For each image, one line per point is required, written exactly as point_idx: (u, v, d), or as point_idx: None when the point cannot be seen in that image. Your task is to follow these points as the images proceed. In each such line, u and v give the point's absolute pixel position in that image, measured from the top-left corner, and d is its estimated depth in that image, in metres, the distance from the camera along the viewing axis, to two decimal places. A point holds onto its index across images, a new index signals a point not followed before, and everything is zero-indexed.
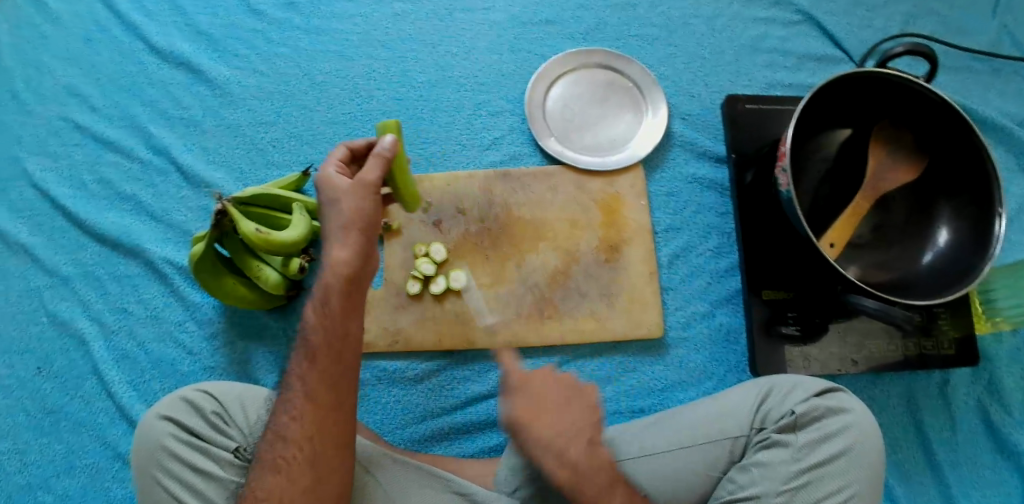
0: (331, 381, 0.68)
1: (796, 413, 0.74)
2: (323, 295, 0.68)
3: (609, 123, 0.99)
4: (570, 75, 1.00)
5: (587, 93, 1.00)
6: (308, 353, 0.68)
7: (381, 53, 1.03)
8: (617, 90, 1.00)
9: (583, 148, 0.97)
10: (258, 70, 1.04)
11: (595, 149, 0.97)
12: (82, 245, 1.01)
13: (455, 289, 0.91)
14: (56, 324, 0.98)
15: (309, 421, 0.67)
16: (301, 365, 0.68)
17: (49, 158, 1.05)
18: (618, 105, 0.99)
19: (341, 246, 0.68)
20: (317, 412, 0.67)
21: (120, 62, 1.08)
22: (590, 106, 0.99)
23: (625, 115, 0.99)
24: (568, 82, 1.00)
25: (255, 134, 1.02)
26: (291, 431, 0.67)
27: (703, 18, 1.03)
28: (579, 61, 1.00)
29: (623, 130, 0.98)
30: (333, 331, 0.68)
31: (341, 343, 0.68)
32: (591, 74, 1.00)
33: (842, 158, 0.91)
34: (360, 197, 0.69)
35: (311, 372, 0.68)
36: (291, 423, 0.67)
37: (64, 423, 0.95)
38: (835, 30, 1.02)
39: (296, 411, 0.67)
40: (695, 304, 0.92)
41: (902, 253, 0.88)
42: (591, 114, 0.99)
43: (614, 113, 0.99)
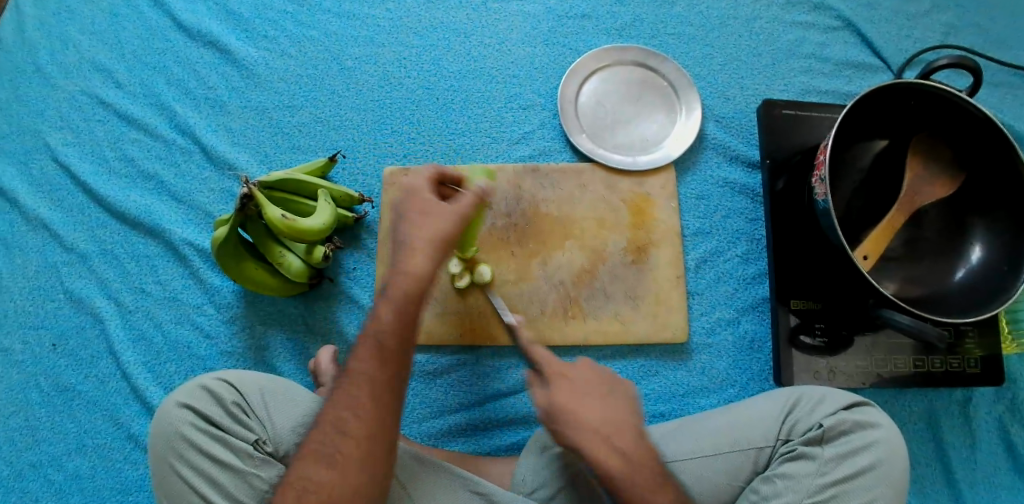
0: (392, 376, 0.67)
1: (824, 426, 0.73)
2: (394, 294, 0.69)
3: (642, 121, 0.97)
4: (604, 71, 0.99)
5: (621, 90, 0.98)
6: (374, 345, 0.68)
7: (413, 40, 1.02)
8: (651, 88, 0.98)
9: (615, 146, 0.96)
10: (287, 52, 1.03)
11: (627, 147, 0.96)
12: (101, 222, 1.00)
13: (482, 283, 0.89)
14: (73, 302, 0.97)
15: (372, 419, 0.65)
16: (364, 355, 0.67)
17: (72, 132, 1.03)
18: (652, 104, 0.98)
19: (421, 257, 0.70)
20: (374, 405, 0.66)
21: (147, 38, 1.06)
22: (624, 103, 0.98)
23: (659, 114, 0.97)
24: (602, 78, 0.99)
25: (281, 117, 1.00)
26: (348, 419, 0.65)
27: (741, 20, 1.02)
28: (614, 58, 0.99)
29: (656, 129, 0.97)
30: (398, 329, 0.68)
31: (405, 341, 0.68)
32: (625, 71, 0.99)
33: (877, 169, 0.90)
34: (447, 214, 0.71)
35: (371, 364, 0.67)
36: (348, 415, 0.66)
37: (77, 402, 0.94)
38: (875, 38, 1.00)
39: (359, 406, 0.66)
40: (720, 310, 0.91)
41: (935, 268, 0.87)
42: (624, 111, 0.97)
43: (648, 111, 0.97)
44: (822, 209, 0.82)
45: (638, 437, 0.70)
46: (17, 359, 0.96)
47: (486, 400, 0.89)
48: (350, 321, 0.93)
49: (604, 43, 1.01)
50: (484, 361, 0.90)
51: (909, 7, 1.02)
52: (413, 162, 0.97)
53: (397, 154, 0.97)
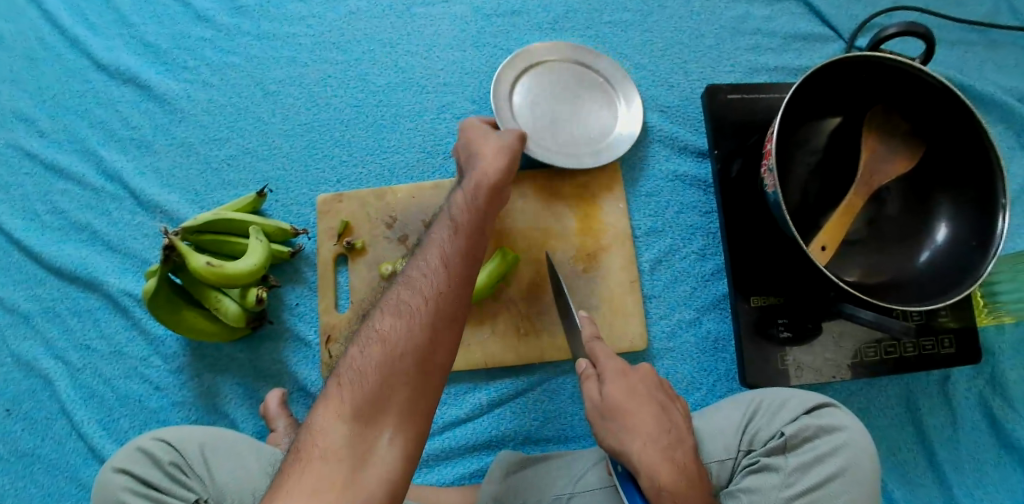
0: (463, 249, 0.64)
1: (786, 434, 0.69)
2: (473, 190, 0.71)
3: (583, 116, 0.90)
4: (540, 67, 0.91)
5: (559, 86, 0.91)
6: (455, 230, 0.66)
7: (337, 57, 0.97)
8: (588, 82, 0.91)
9: (556, 144, 0.88)
10: (210, 82, 0.98)
11: (569, 144, 0.89)
12: (40, 279, 0.96)
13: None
14: (20, 364, 0.94)
15: (441, 282, 0.61)
16: (443, 237, 0.65)
17: (0, 188, 0.99)
18: (590, 97, 0.91)
19: (490, 165, 0.73)
20: (445, 274, 0.62)
21: (67, 81, 1.02)
22: (563, 98, 0.90)
23: (599, 108, 0.91)
24: (539, 75, 0.91)
25: (209, 151, 0.96)
26: (410, 291, 0.61)
27: (681, 0, 0.96)
28: (544, 53, 0.91)
29: (599, 124, 0.90)
30: (471, 222, 0.67)
31: (475, 237, 0.66)
32: (562, 66, 0.91)
33: (832, 149, 0.84)
34: (507, 133, 0.78)
35: (445, 249, 0.64)
36: (417, 280, 0.61)
37: (36, 466, 0.91)
38: (822, 6, 0.95)
39: (428, 270, 0.62)
40: (680, 311, 0.87)
41: (901, 247, 0.82)
42: (564, 106, 0.90)
43: (588, 106, 0.90)
44: (773, 201, 0.77)
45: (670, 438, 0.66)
46: None
47: (445, 428, 0.86)
48: (298, 358, 0.90)
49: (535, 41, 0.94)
50: None
51: None
52: (347, 186, 0.92)
53: (330, 180, 0.92)
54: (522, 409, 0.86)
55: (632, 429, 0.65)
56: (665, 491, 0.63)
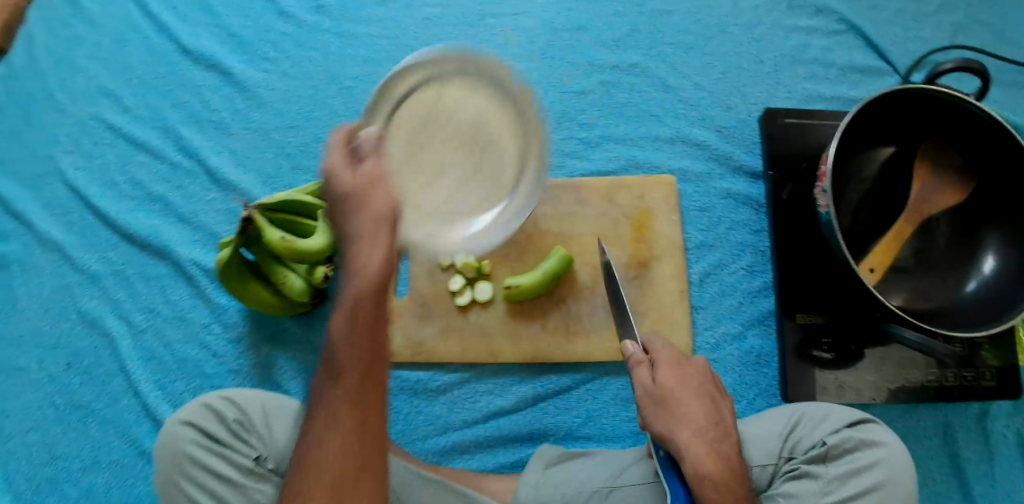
0: (369, 381, 0.63)
1: (827, 444, 0.72)
2: (350, 303, 0.63)
3: (466, 184, 0.87)
4: (441, 85, 0.87)
5: (439, 128, 0.85)
6: (333, 373, 0.63)
7: (411, 58, 1.02)
8: (488, 145, 0.87)
9: (427, 199, 0.85)
10: (287, 73, 1.04)
11: (454, 212, 0.87)
12: (112, 244, 1.02)
13: (480, 301, 0.90)
14: (86, 322, 0.99)
15: (348, 432, 0.61)
16: (327, 388, 0.63)
17: (83, 156, 1.06)
18: (483, 180, 0.88)
19: (359, 248, 0.62)
20: (348, 419, 0.62)
21: (152, 62, 1.08)
22: (432, 140, 0.85)
23: (495, 181, 0.88)
24: (424, 93, 0.87)
25: (283, 137, 1.01)
26: (319, 445, 0.61)
27: (743, 26, 1.00)
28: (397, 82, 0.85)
29: (482, 206, 0.88)
30: (351, 356, 0.63)
31: (353, 365, 0.63)
32: (458, 103, 0.87)
33: (884, 178, 0.86)
34: (378, 188, 0.64)
35: (334, 392, 0.63)
36: (328, 434, 0.61)
37: (91, 419, 0.96)
38: (880, 41, 0.98)
39: (331, 419, 0.62)
40: (724, 324, 0.90)
41: (946, 278, 0.85)
42: (432, 152, 0.84)
43: (478, 168, 0.88)
44: (824, 221, 0.80)
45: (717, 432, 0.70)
46: (32, 377, 0.98)
47: (489, 417, 0.89)
48: None
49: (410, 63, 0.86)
50: (488, 377, 0.90)
51: (915, 7, 0.99)
52: None
53: None
54: (566, 406, 0.89)
55: (684, 418, 0.70)
56: (708, 479, 0.66)
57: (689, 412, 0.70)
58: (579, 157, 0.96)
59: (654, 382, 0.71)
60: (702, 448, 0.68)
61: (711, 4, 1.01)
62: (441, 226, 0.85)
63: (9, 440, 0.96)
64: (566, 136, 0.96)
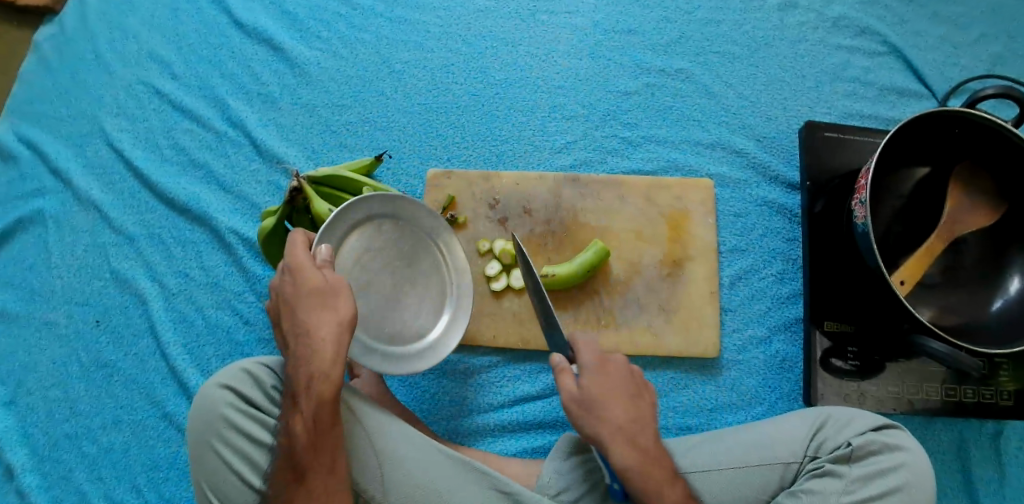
0: (331, 431, 0.68)
1: (852, 445, 0.73)
2: (312, 412, 0.66)
3: (401, 300, 0.84)
4: (370, 223, 0.81)
5: (381, 254, 0.83)
6: (300, 476, 0.68)
7: (461, 48, 1.04)
8: (427, 259, 0.86)
9: (370, 332, 0.81)
10: (338, 53, 1.05)
11: (392, 329, 0.83)
12: (150, 207, 1.03)
13: (515, 288, 0.92)
14: (118, 281, 1.00)
15: (319, 478, 0.67)
16: (293, 490, 0.68)
17: (127, 119, 1.06)
18: (428, 285, 0.87)
19: (322, 354, 0.66)
20: (319, 470, 0.67)
21: (204, 33, 1.09)
22: (379, 276, 0.83)
23: (431, 302, 0.86)
24: (366, 232, 0.81)
25: (330, 115, 1.03)
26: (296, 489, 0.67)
27: (788, 41, 1.03)
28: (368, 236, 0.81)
29: (427, 323, 0.86)
30: (310, 449, 0.67)
31: (316, 458, 0.67)
32: (381, 234, 0.83)
33: (916, 197, 0.89)
34: (340, 295, 0.68)
35: (302, 493, 0.67)
36: (306, 480, 0.67)
37: (116, 378, 0.96)
38: (920, 65, 1.01)
39: (303, 465, 0.67)
40: (752, 328, 0.92)
41: (973, 298, 0.87)
42: (377, 289, 0.83)
43: (408, 292, 0.85)
44: (860, 233, 0.83)
45: (649, 432, 0.71)
46: (60, 332, 0.99)
47: (514, 403, 0.90)
48: None
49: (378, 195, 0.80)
50: (516, 363, 0.92)
51: (956, 35, 1.02)
52: (455, 166, 0.99)
53: (441, 157, 0.99)
54: None
55: (606, 419, 0.68)
56: (636, 473, 0.68)
57: (609, 416, 0.69)
58: (620, 156, 0.99)
59: (572, 387, 0.69)
60: (624, 447, 0.68)
61: (758, 18, 1.04)
62: (409, 314, 0.84)
63: (33, 393, 0.96)
64: (609, 135, 1.00)
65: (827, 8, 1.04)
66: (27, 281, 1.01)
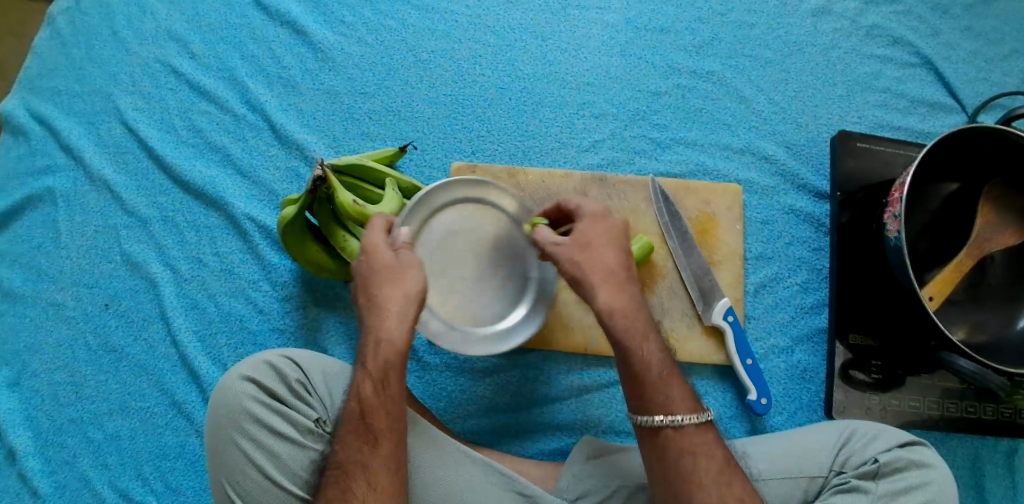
0: (397, 390, 0.68)
1: (880, 461, 0.73)
2: (380, 372, 0.68)
3: (483, 287, 0.82)
4: (454, 208, 0.82)
5: (465, 239, 0.82)
6: (369, 437, 0.68)
7: (489, 39, 1.02)
8: (512, 243, 0.83)
9: (444, 312, 0.80)
10: (364, 39, 1.03)
11: (466, 313, 0.81)
12: (164, 189, 1.00)
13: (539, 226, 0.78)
14: (129, 265, 0.97)
15: (384, 428, 0.68)
16: (362, 452, 0.67)
17: (143, 98, 1.03)
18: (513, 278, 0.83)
19: (389, 323, 0.68)
20: (386, 423, 0.68)
21: (224, 12, 1.06)
22: (464, 261, 0.82)
23: (513, 290, 0.83)
24: (451, 216, 0.82)
25: (353, 103, 1.01)
26: (363, 445, 0.67)
27: (819, 48, 1.02)
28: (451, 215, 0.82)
29: (504, 312, 0.83)
30: (380, 411, 0.68)
31: (385, 419, 0.68)
32: (468, 221, 0.82)
33: (947, 213, 0.88)
34: (411, 270, 0.70)
35: (371, 455, 0.67)
36: (365, 439, 0.68)
37: (125, 363, 0.94)
38: (951, 78, 1.00)
39: (368, 415, 0.68)
40: (775, 337, 0.91)
41: (999, 313, 0.86)
42: (460, 273, 0.82)
43: (493, 279, 0.83)
44: (892, 246, 0.82)
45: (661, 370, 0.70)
46: (67, 314, 0.96)
47: (533, 403, 0.89)
48: None
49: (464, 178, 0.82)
50: (535, 364, 0.90)
51: (988, 49, 1.01)
52: (480, 159, 0.98)
53: (465, 150, 0.98)
54: (610, 399, 0.90)
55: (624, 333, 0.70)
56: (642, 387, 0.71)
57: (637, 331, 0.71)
58: (648, 157, 0.97)
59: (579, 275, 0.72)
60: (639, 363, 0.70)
61: (791, 22, 1.03)
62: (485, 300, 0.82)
63: (38, 376, 0.94)
64: (637, 135, 0.98)
65: (861, 15, 1.02)
66: (34, 261, 0.98)
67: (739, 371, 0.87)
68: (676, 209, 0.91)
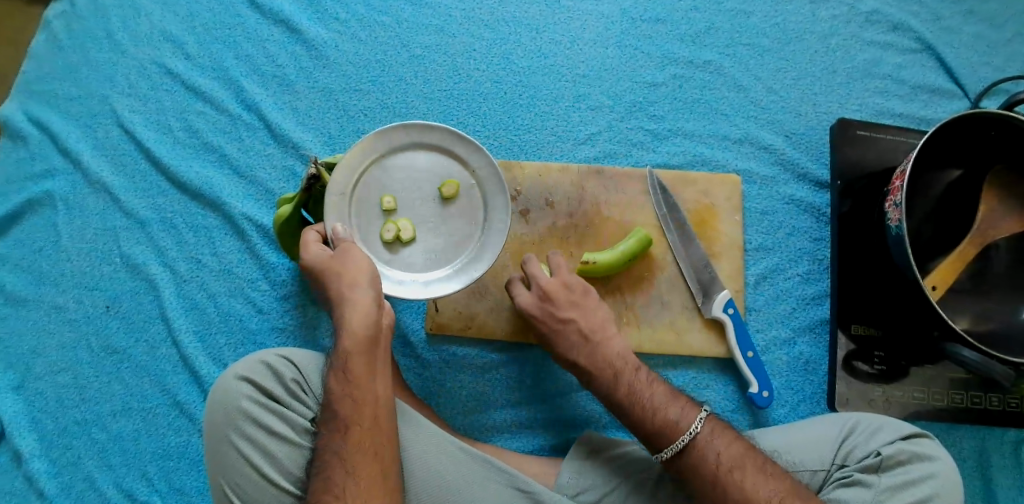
0: (365, 374, 0.67)
1: (882, 454, 0.72)
2: (342, 361, 0.67)
3: (445, 230, 0.81)
4: (380, 167, 0.80)
5: (406, 192, 0.81)
6: (339, 425, 0.66)
7: (483, 33, 1.02)
8: (448, 170, 0.81)
9: (413, 266, 0.79)
10: (358, 36, 1.03)
11: (435, 252, 0.80)
12: (162, 190, 1.00)
13: (403, 240, 0.79)
14: (129, 266, 0.98)
15: (353, 414, 0.66)
16: (334, 440, 0.66)
17: (140, 100, 1.03)
18: (458, 197, 0.81)
19: (349, 313, 0.68)
20: (357, 409, 0.66)
21: (218, 13, 1.06)
22: (417, 214, 0.81)
23: (470, 222, 0.80)
24: (378, 174, 0.80)
25: (348, 100, 1.01)
26: (337, 435, 0.66)
27: (818, 35, 1.00)
28: (375, 178, 0.80)
29: (465, 250, 0.80)
30: (346, 397, 0.66)
31: (354, 406, 0.66)
32: (391, 173, 0.80)
33: (948, 200, 0.87)
34: (347, 264, 0.70)
35: (345, 442, 0.65)
36: (339, 432, 0.66)
37: (126, 365, 0.95)
38: (953, 63, 0.98)
39: (336, 405, 0.67)
40: (776, 329, 0.90)
41: (1004, 302, 0.85)
42: (424, 222, 0.81)
43: (451, 221, 0.81)
44: (894, 235, 0.80)
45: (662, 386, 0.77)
46: (69, 317, 0.97)
47: (532, 398, 0.89)
48: (402, 308, 0.91)
49: (368, 139, 0.79)
50: (533, 359, 0.90)
51: (991, 32, 0.99)
52: None
53: None
54: None
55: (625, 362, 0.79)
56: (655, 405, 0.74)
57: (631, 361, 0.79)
58: (645, 149, 0.96)
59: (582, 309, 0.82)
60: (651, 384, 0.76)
61: (790, 10, 1.01)
62: (451, 243, 0.80)
63: (41, 379, 0.95)
64: (635, 126, 0.97)
65: (861, 1, 1.01)
66: (35, 264, 0.99)
67: (740, 364, 0.86)
68: (674, 201, 0.90)
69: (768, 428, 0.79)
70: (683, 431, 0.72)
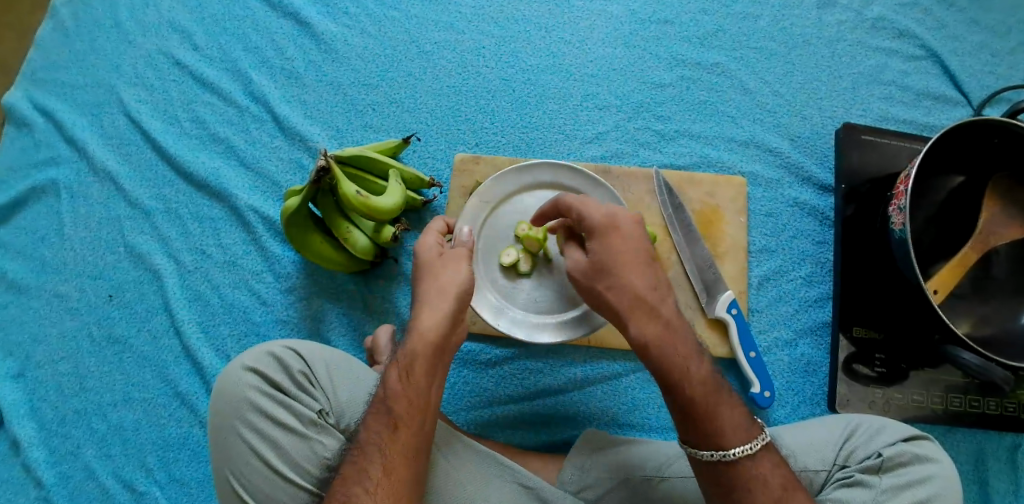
0: (429, 376, 0.68)
1: (883, 455, 0.72)
2: (409, 360, 0.68)
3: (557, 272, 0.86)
4: (513, 200, 0.88)
5: None
6: (388, 422, 0.66)
7: (492, 30, 1.02)
8: None
9: (517, 299, 0.86)
10: (367, 31, 1.03)
11: (542, 293, 0.86)
12: (167, 180, 1.00)
13: (519, 270, 0.85)
14: (133, 256, 0.97)
15: (400, 414, 0.66)
16: (377, 434, 0.66)
17: (146, 90, 1.03)
18: None
19: (425, 312, 0.69)
20: (405, 408, 0.66)
21: (227, 4, 1.06)
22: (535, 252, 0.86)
23: None
24: (510, 207, 0.88)
25: (356, 95, 1.01)
26: (378, 432, 0.66)
27: (824, 40, 1.01)
28: (509, 206, 0.88)
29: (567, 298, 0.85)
30: (403, 397, 0.67)
31: (406, 407, 0.66)
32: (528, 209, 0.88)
33: (950, 206, 0.88)
34: (447, 268, 0.71)
35: (388, 441, 0.65)
36: (381, 429, 0.66)
37: (129, 355, 0.94)
38: (957, 71, 0.99)
39: (390, 402, 0.67)
40: (779, 330, 0.91)
41: (1004, 307, 0.85)
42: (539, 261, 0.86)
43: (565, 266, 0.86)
44: (898, 238, 0.81)
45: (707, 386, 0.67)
46: (70, 306, 0.96)
47: (537, 395, 0.89)
48: None
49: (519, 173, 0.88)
50: (538, 356, 0.90)
51: (995, 40, 1.00)
52: (484, 151, 0.98)
53: (469, 142, 0.98)
54: (614, 391, 0.89)
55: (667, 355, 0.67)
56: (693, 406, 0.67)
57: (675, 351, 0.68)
58: (653, 149, 0.97)
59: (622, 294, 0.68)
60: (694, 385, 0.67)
61: (797, 14, 1.02)
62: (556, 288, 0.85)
63: (41, 367, 0.94)
64: (641, 127, 0.98)
65: (867, 8, 1.02)
66: (38, 251, 0.98)
67: (743, 364, 0.86)
68: (680, 202, 0.90)
69: (783, 427, 0.80)
70: (714, 450, 0.66)
